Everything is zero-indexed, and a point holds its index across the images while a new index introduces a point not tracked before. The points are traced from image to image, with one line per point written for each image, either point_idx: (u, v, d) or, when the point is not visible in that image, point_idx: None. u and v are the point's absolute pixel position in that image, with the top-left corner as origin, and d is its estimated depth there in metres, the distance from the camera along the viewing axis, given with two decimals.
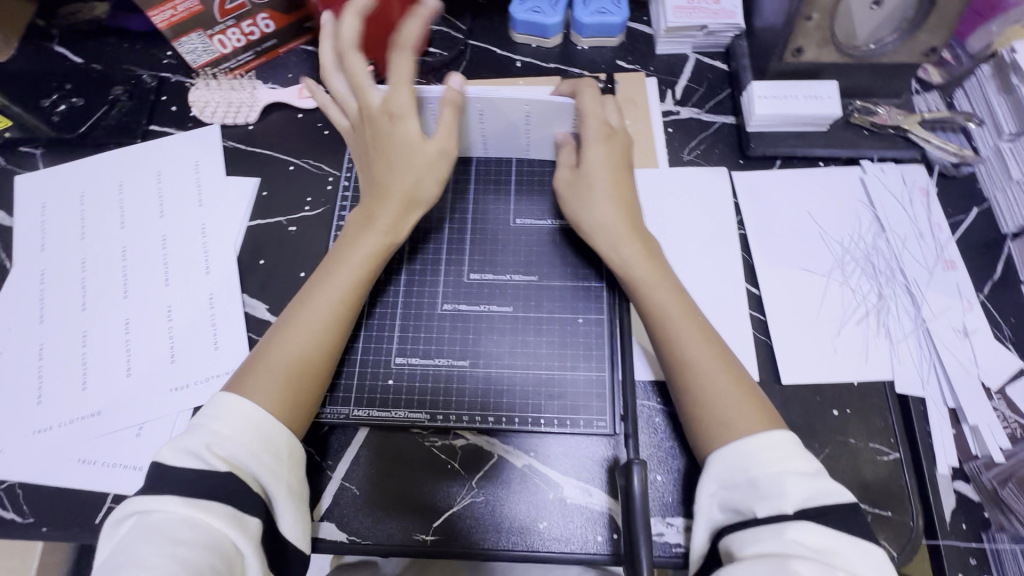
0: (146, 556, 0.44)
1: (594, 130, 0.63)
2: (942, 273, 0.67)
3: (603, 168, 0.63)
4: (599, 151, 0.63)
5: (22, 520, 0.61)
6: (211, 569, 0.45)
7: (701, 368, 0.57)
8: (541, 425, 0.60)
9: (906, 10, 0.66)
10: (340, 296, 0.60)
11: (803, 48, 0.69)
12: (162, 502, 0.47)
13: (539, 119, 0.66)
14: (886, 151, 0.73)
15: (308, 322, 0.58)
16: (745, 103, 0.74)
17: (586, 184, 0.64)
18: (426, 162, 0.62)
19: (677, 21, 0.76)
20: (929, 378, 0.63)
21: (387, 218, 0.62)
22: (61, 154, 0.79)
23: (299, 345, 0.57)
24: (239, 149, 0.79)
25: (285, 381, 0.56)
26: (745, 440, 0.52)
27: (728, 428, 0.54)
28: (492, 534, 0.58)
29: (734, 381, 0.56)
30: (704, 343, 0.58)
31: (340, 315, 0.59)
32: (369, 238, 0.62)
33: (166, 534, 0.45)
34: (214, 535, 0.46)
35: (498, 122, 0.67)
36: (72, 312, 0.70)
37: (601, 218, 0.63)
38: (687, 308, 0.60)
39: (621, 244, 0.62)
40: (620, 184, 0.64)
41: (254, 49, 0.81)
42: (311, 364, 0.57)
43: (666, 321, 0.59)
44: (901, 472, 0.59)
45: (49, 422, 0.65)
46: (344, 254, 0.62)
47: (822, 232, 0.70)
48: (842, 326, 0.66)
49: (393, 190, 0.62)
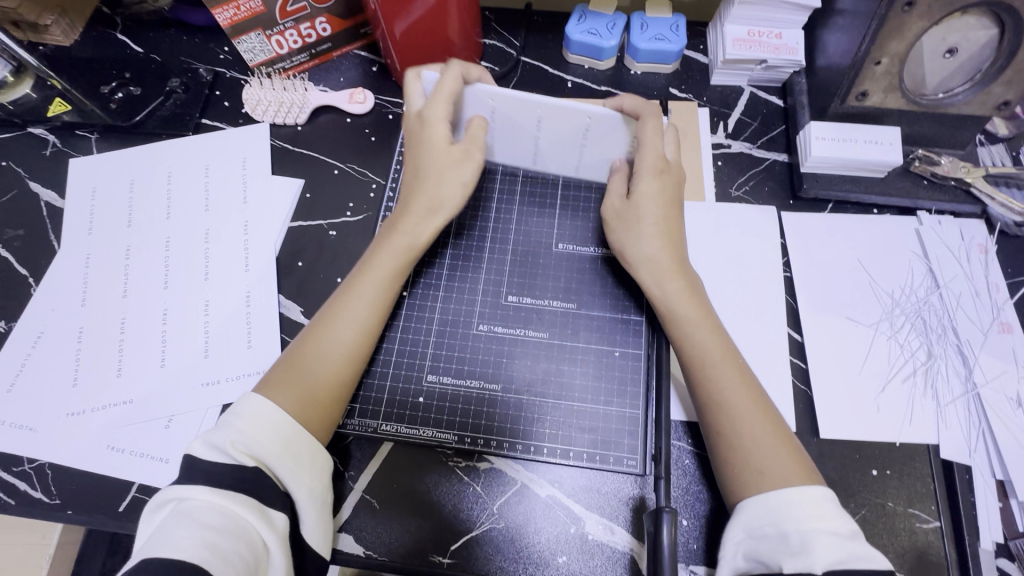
0: (178, 537, 0.44)
1: (649, 163, 0.62)
2: (998, 337, 0.65)
3: (657, 200, 0.62)
4: (653, 185, 0.62)
5: (49, 501, 0.62)
6: (238, 556, 0.45)
7: (736, 412, 0.54)
8: (570, 458, 0.59)
9: (982, 61, 0.64)
10: (369, 302, 0.60)
11: (867, 92, 0.67)
12: (194, 489, 0.48)
13: (596, 133, 0.65)
14: (945, 204, 0.71)
15: (339, 328, 0.58)
16: (801, 142, 0.72)
17: (637, 215, 0.62)
18: (447, 167, 0.63)
19: (737, 54, 0.74)
20: (976, 446, 0.60)
21: (412, 223, 0.63)
22: (115, 141, 0.81)
23: (328, 349, 0.57)
24: (286, 149, 0.80)
25: (303, 378, 0.56)
26: (777, 491, 0.50)
27: (760, 476, 0.51)
28: (511, 564, 0.57)
29: (772, 427, 0.54)
30: (743, 387, 0.56)
31: (366, 317, 0.59)
32: (393, 240, 0.63)
33: (198, 520, 0.46)
34: (241, 525, 0.47)
35: (555, 132, 0.66)
36: (113, 298, 0.71)
37: (648, 250, 0.61)
38: (726, 348, 0.58)
39: (663, 280, 0.60)
40: (671, 218, 0.62)
41: (309, 51, 0.82)
42: (336, 369, 0.57)
43: (704, 359, 0.57)
44: (941, 542, 0.57)
45: (82, 406, 0.66)
46: (372, 257, 0.62)
47: (872, 282, 0.68)
48: (887, 382, 0.63)
49: (421, 195, 0.64)
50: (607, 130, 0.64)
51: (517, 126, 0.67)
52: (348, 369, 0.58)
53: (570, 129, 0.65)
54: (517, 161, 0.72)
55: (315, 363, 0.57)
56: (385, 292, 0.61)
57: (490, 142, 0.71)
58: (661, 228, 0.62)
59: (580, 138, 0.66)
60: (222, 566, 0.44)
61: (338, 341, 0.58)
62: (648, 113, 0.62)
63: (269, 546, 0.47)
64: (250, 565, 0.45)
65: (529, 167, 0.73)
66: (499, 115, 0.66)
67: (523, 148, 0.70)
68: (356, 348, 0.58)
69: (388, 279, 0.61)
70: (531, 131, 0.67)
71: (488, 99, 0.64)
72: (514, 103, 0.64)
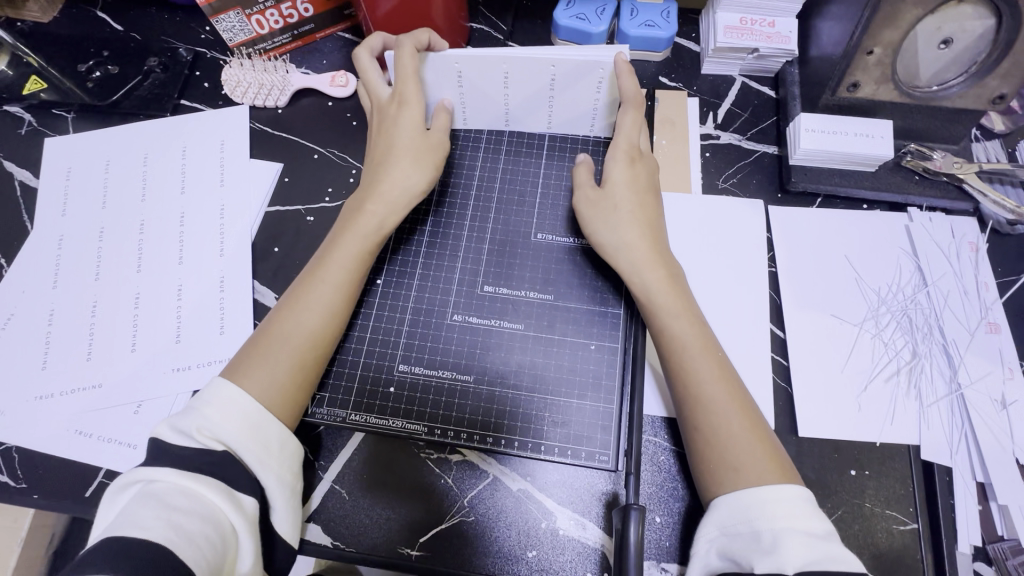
0: (143, 517, 0.43)
1: (618, 150, 0.63)
2: (984, 337, 0.63)
3: (629, 188, 0.62)
4: (625, 173, 0.62)
5: (15, 485, 0.61)
6: (204, 538, 0.43)
7: (713, 407, 0.53)
8: (542, 452, 0.58)
9: (977, 53, 0.62)
10: (335, 285, 0.59)
11: (859, 83, 0.65)
12: (163, 471, 0.47)
13: (565, 82, 0.63)
14: (936, 201, 0.69)
15: (305, 311, 0.57)
16: (790, 134, 0.70)
17: (604, 202, 0.62)
18: (425, 151, 0.63)
19: (728, 43, 0.72)
20: (958, 447, 0.59)
21: (379, 203, 0.62)
22: (92, 121, 0.79)
23: (297, 334, 0.56)
24: (266, 131, 0.78)
25: (268, 361, 0.55)
26: (753, 488, 0.48)
27: (738, 473, 0.50)
28: (480, 557, 0.56)
29: (748, 421, 0.53)
30: (721, 380, 0.54)
31: (334, 299, 0.58)
32: (359, 220, 0.61)
33: (164, 501, 0.44)
34: (210, 508, 0.45)
35: (524, 91, 0.65)
36: (86, 281, 0.70)
37: (619, 240, 0.60)
38: (704, 341, 0.56)
39: (640, 269, 0.59)
40: (646, 207, 0.61)
41: (291, 32, 0.80)
42: (299, 352, 0.56)
43: (683, 351, 0.56)
44: (917, 545, 0.56)
45: (52, 389, 0.65)
46: (340, 237, 0.61)
47: (859, 279, 0.66)
48: (869, 382, 0.62)
49: (385, 177, 0.62)
50: (576, 84, 0.64)
51: (486, 89, 0.66)
52: (315, 353, 0.56)
53: (540, 86, 0.64)
54: (489, 125, 0.71)
55: (285, 347, 0.55)
56: (354, 274, 0.60)
57: (460, 110, 0.69)
58: (631, 218, 0.61)
59: (550, 93, 0.65)
60: (187, 546, 0.42)
61: (306, 325, 0.57)
62: (630, 100, 0.62)
63: (237, 531, 0.46)
64: (217, 548, 0.44)
65: (503, 128, 0.72)
66: (468, 80, 0.64)
67: (495, 110, 0.69)
68: (324, 332, 0.57)
69: (360, 261, 0.60)
70: (501, 92, 0.66)
71: (455, 64, 0.62)
72: (480, 64, 0.62)
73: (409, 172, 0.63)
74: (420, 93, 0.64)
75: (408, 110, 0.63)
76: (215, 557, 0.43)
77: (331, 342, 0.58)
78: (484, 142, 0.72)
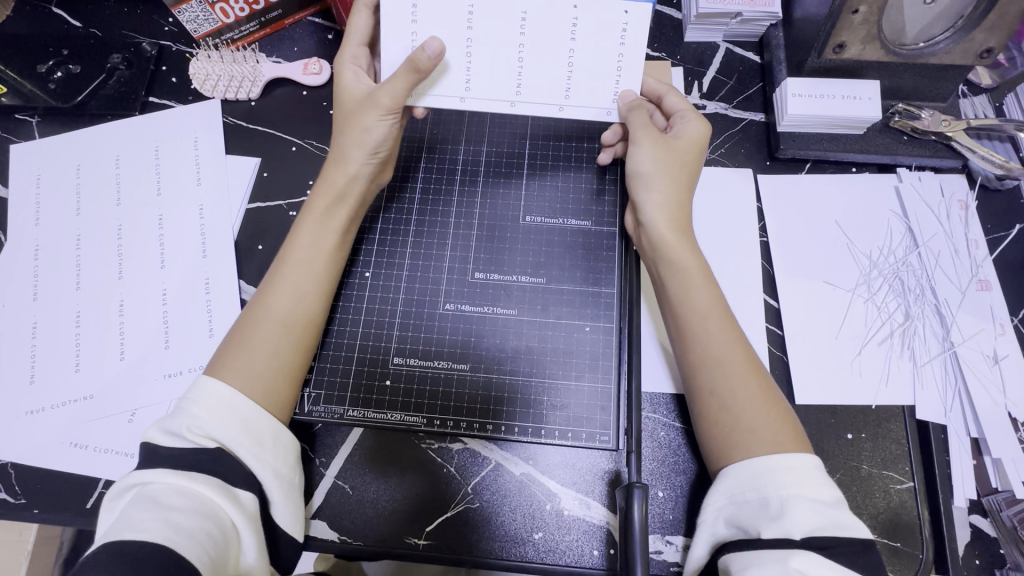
0: (140, 519, 0.42)
1: (687, 109, 0.63)
2: (975, 294, 0.64)
3: (693, 148, 0.61)
4: (699, 132, 0.62)
5: (13, 500, 0.60)
6: (205, 535, 0.43)
7: (724, 369, 0.53)
8: (543, 436, 0.58)
9: (964, 6, 0.61)
10: (309, 274, 0.58)
11: (845, 44, 0.64)
12: (160, 473, 0.46)
13: (588, 33, 0.56)
14: (925, 159, 0.68)
15: (280, 303, 0.56)
16: (777, 100, 0.69)
17: (672, 152, 0.60)
18: (359, 113, 0.59)
19: (711, 8, 0.70)
20: (952, 405, 0.60)
21: (334, 180, 0.60)
22: (58, 124, 0.76)
23: (272, 322, 0.55)
24: (239, 125, 0.75)
25: (246, 355, 0.53)
26: (770, 456, 0.48)
27: (753, 435, 0.50)
28: (487, 542, 0.57)
29: (760, 388, 0.53)
30: (735, 344, 0.54)
31: (306, 288, 0.57)
32: (320, 205, 0.60)
33: (160, 502, 0.44)
34: (208, 504, 0.45)
35: (541, 42, 0.56)
36: (66, 291, 0.68)
37: (655, 195, 0.59)
38: (718, 302, 0.56)
39: (659, 237, 0.59)
40: (689, 170, 0.61)
41: (258, 19, 0.77)
42: (275, 343, 0.54)
43: (699, 315, 0.55)
44: (915, 503, 0.57)
45: (43, 403, 0.63)
46: (302, 224, 0.59)
47: (849, 244, 0.66)
48: (863, 345, 0.62)
49: (331, 158, 0.60)
50: (599, 33, 0.56)
51: (493, 42, 0.56)
52: (290, 339, 0.55)
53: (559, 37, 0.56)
54: (493, 104, 0.59)
55: (261, 337, 0.54)
56: (323, 257, 0.58)
57: (465, 73, 0.58)
58: (665, 171, 0.60)
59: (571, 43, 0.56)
60: (189, 543, 0.42)
61: (279, 313, 0.55)
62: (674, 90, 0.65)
63: (237, 525, 0.46)
64: (219, 544, 0.43)
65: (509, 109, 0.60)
66: (478, 31, 0.56)
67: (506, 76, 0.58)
68: (300, 317, 0.56)
69: (326, 243, 0.59)
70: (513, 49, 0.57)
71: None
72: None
73: (356, 142, 0.59)
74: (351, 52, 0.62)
75: (344, 89, 0.60)
76: (217, 552, 0.43)
77: (310, 331, 0.57)
78: (467, 129, 0.70)
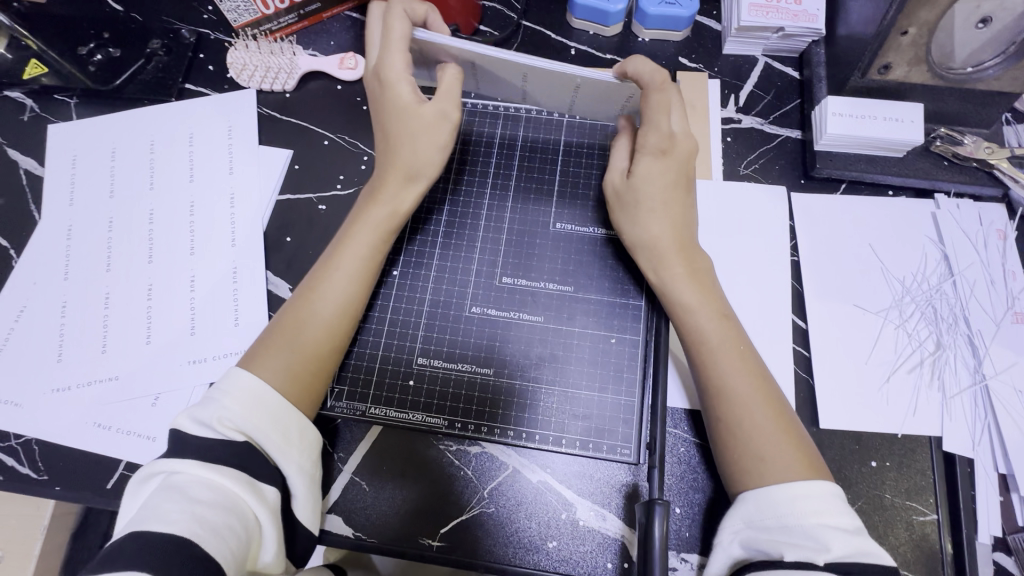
0: (166, 509, 0.42)
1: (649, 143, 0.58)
2: (1011, 327, 0.62)
3: (658, 183, 0.58)
4: (657, 169, 0.58)
5: (36, 476, 0.61)
6: (228, 530, 0.43)
7: (740, 398, 0.52)
8: (564, 446, 0.58)
9: (1017, 32, 0.59)
10: (350, 275, 0.58)
11: (891, 66, 0.63)
12: (186, 463, 0.46)
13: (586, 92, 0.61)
14: (965, 186, 0.67)
15: (320, 299, 0.56)
16: (816, 119, 0.68)
17: (637, 194, 0.59)
18: (412, 120, 0.60)
19: (753, 21, 0.69)
20: (981, 439, 0.59)
21: (387, 185, 0.61)
22: (95, 106, 0.77)
23: (308, 317, 0.55)
24: (273, 116, 0.76)
25: (284, 351, 0.54)
26: (777, 483, 0.48)
27: (763, 463, 0.49)
28: (500, 547, 0.56)
29: (773, 416, 0.52)
30: (749, 372, 0.53)
31: (350, 288, 0.57)
32: (373, 210, 0.60)
33: (186, 493, 0.44)
34: (232, 498, 0.45)
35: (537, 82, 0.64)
36: (97, 273, 0.69)
37: (654, 232, 0.58)
38: (735, 336, 0.55)
39: (665, 263, 0.58)
40: (678, 199, 0.59)
41: (298, 12, 0.77)
42: (312, 338, 0.55)
43: (714, 343, 0.55)
44: (936, 535, 0.56)
45: (69, 382, 0.64)
46: (353, 225, 0.60)
47: (883, 269, 0.65)
48: (891, 373, 0.61)
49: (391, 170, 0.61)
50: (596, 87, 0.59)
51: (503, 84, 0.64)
52: (326, 334, 0.55)
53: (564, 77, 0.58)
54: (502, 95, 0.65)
55: (297, 331, 0.55)
56: (367, 264, 0.59)
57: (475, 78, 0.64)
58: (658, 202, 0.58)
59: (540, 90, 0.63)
60: (212, 538, 0.42)
61: (318, 307, 0.56)
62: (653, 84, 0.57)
63: (260, 519, 0.46)
64: (241, 539, 0.44)
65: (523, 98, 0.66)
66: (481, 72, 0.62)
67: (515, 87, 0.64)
68: (338, 314, 0.56)
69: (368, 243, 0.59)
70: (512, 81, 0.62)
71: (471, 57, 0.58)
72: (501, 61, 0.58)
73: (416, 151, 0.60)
74: (399, 55, 0.59)
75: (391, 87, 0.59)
76: (239, 547, 0.43)
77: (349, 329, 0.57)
78: (500, 132, 0.70)
